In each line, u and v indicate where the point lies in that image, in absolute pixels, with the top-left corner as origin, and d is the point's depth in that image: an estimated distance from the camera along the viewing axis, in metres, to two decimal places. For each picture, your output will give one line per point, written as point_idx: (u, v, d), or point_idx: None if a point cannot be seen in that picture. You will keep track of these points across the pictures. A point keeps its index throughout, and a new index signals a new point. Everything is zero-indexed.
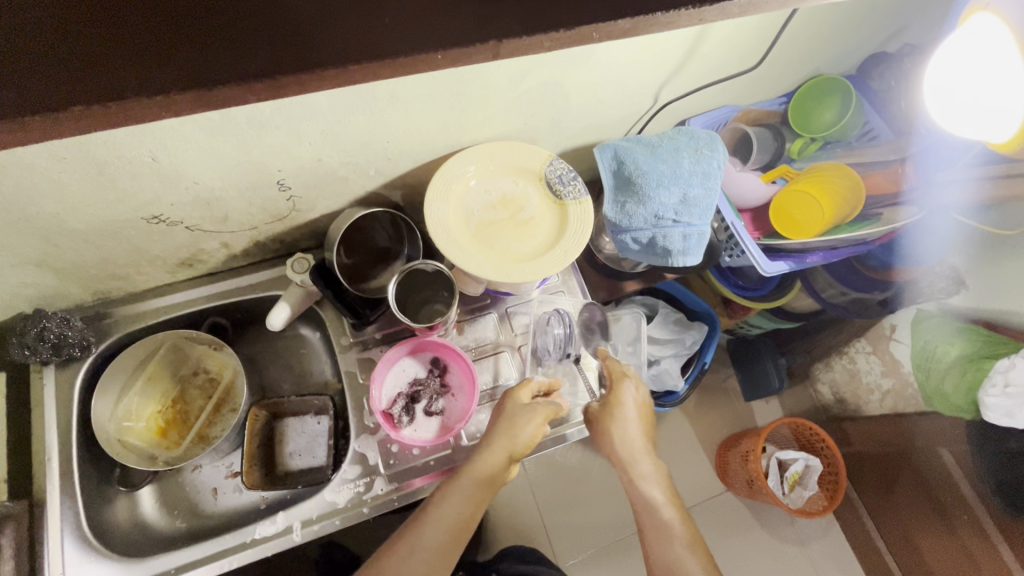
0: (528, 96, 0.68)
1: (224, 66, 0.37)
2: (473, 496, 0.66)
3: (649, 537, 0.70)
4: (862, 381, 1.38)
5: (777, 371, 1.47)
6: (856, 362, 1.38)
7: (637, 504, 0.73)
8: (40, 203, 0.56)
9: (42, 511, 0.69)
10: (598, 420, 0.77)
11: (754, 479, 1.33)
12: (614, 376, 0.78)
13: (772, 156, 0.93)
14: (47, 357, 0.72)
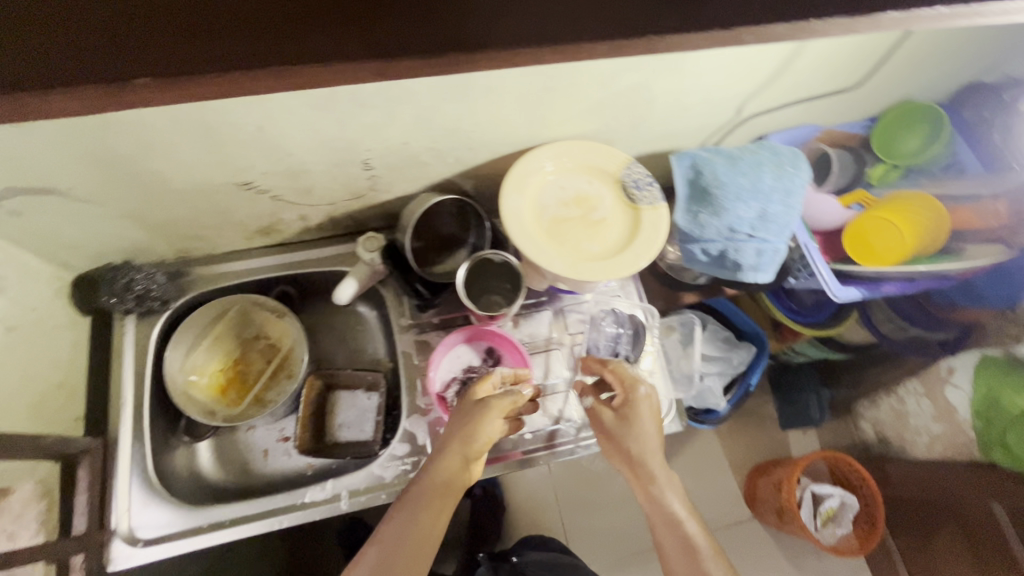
0: (614, 98, 0.68)
1: (405, 40, 0.47)
2: (439, 501, 0.62)
3: (671, 555, 0.66)
4: (908, 423, 1.29)
5: (818, 403, 1.49)
6: (904, 403, 1.29)
7: (655, 518, 0.68)
8: (152, 160, 0.59)
9: (113, 450, 0.73)
10: (614, 427, 0.73)
11: (785, 509, 1.30)
12: (626, 383, 0.74)
13: (850, 181, 0.90)
14: (132, 307, 0.77)
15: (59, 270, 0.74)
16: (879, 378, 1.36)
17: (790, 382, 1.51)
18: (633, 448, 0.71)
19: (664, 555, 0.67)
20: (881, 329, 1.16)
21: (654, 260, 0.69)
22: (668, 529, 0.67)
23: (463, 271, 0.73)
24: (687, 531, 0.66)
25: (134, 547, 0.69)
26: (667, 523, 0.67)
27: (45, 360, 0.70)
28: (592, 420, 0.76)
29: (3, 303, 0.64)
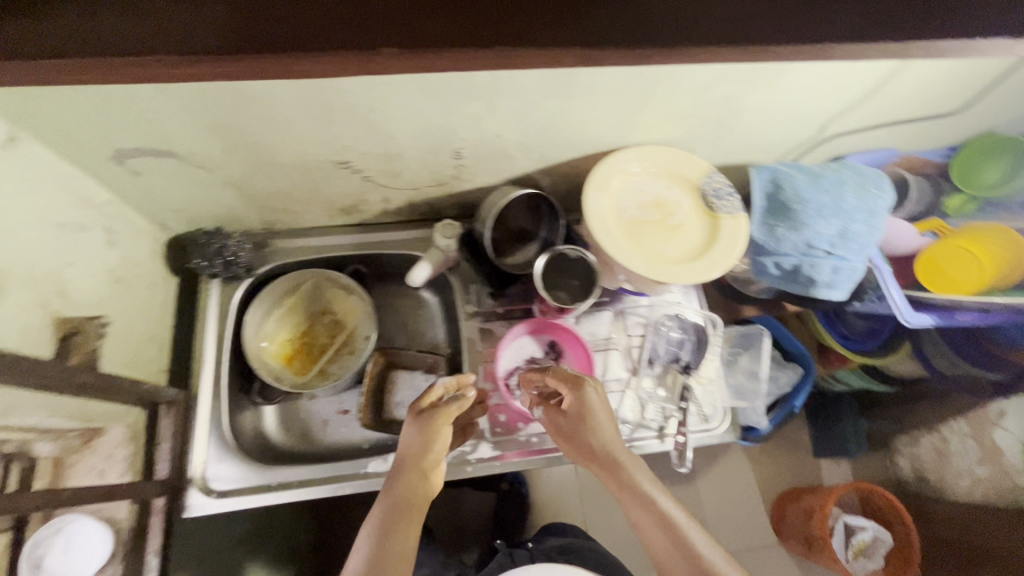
0: (705, 106, 0.69)
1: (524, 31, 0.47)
2: (395, 520, 0.59)
3: (659, 543, 0.59)
4: (951, 464, 1.26)
5: (856, 433, 1.44)
6: (947, 443, 1.27)
7: (632, 511, 0.62)
8: (266, 133, 0.62)
9: (194, 404, 0.77)
10: (569, 429, 0.70)
11: (815, 537, 1.28)
12: (572, 381, 0.70)
13: (924, 208, 0.89)
14: (217, 271, 0.81)
15: (156, 230, 0.78)
16: (921, 416, 1.33)
17: (825, 409, 1.47)
18: (592, 442, 0.67)
19: (655, 551, 0.60)
20: (936, 366, 1.11)
21: (730, 268, 0.70)
22: (645, 515, 0.60)
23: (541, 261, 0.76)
24: (666, 511, 0.60)
25: (208, 497, 0.73)
26: (644, 507, 0.61)
27: (140, 313, 0.73)
28: (553, 432, 0.73)
29: (112, 256, 0.68)
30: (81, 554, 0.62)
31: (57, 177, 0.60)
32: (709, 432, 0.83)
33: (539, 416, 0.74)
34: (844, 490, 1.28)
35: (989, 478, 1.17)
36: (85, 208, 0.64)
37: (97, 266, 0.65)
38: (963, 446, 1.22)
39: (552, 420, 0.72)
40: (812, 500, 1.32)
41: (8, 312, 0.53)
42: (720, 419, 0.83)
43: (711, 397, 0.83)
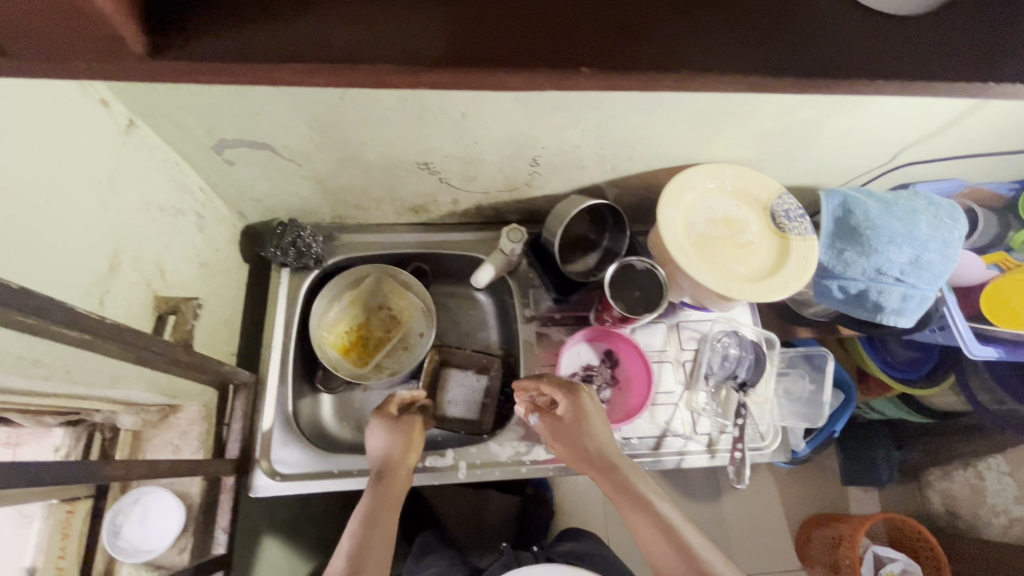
0: (785, 128, 0.70)
1: None
2: (373, 519, 0.63)
3: (657, 547, 0.60)
4: (986, 500, 1.21)
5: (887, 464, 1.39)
6: (983, 478, 1.22)
7: (629, 513, 0.63)
8: (359, 132, 0.64)
9: (262, 389, 0.79)
10: (564, 435, 0.71)
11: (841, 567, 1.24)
12: (569, 387, 0.72)
13: (989, 241, 0.86)
14: (289, 261, 0.83)
15: (236, 217, 0.80)
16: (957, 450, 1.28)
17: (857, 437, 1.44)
18: (589, 448, 0.68)
19: (654, 556, 0.61)
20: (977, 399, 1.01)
21: (801, 289, 0.71)
22: (646, 521, 0.61)
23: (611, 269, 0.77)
24: (665, 517, 0.61)
25: (272, 479, 0.75)
26: (644, 512, 0.62)
27: (218, 297, 0.76)
28: (549, 437, 0.74)
29: (200, 240, 0.71)
30: (152, 529, 0.64)
31: (164, 163, 0.63)
32: (759, 451, 0.84)
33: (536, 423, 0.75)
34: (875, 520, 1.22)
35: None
36: (183, 194, 0.67)
37: (188, 249, 0.68)
38: (1000, 483, 1.17)
39: (547, 426, 0.74)
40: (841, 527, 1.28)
41: (121, 290, 0.56)
42: (772, 438, 0.83)
43: (763, 416, 0.83)
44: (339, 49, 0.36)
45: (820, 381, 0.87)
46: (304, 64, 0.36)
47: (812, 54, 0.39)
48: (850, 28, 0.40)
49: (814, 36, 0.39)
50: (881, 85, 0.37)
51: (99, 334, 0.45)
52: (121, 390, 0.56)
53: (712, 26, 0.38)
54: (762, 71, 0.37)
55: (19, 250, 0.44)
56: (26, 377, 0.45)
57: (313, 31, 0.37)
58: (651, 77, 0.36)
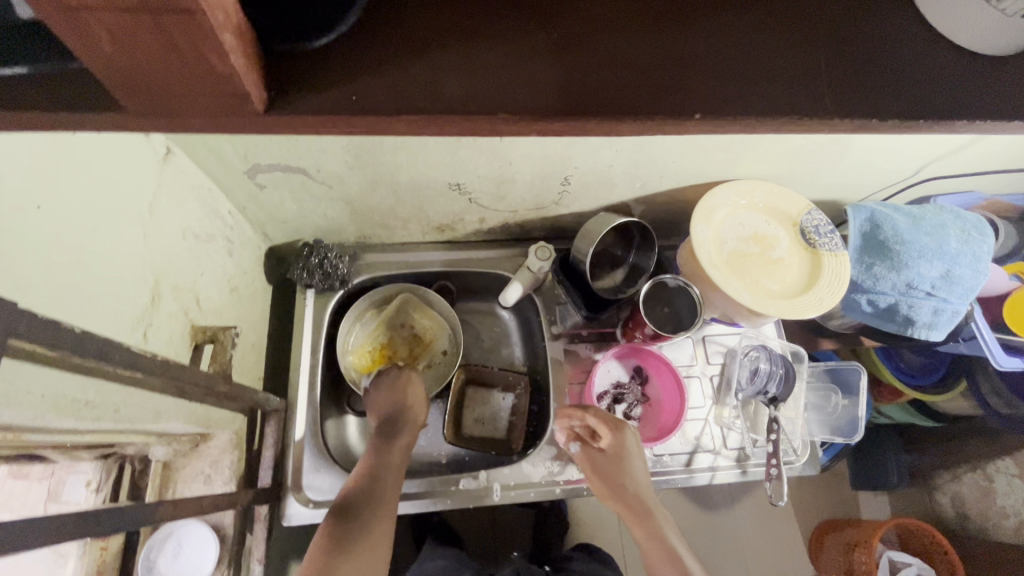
0: (817, 147, 0.70)
1: None
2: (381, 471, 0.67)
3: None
4: (995, 502, 1.19)
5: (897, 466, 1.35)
6: (992, 480, 1.19)
7: (657, 562, 0.66)
8: (395, 156, 0.64)
9: (290, 413, 0.78)
10: (602, 469, 0.73)
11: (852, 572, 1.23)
12: (615, 425, 0.74)
13: (1007, 252, 0.87)
14: (314, 283, 0.82)
15: (262, 240, 0.79)
16: (968, 452, 1.26)
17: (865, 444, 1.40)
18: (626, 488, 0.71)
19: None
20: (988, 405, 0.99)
21: (835, 305, 0.71)
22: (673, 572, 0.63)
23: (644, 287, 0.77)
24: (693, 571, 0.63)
25: (304, 507, 0.73)
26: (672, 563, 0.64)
27: (245, 321, 0.75)
28: (584, 465, 0.75)
29: (230, 265, 0.70)
30: (189, 561, 0.63)
31: (198, 189, 0.62)
32: (791, 464, 0.84)
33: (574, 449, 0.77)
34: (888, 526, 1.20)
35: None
36: (214, 220, 0.65)
37: (219, 275, 0.67)
38: (1011, 487, 1.16)
39: (587, 456, 0.75)
40: (852, 533, 1.26)
41: (161, 322, 0.56)
42: (802, 451, 0.84)
43: (794, 430, 0.83)
44: (450, 101, 0.38)
45: (853, 391, 0.86)
46: (421, 116, 0.37)
47: (891, 95, 0.39)
48: (929, 66, 0.40)
49: (904, 68, 0.39)
50: (962, 120, 0.38)
51: (151, 372, 0.44)
52: (162, 424, 0.55)
53: (796, 73, 0.39)
54: (844, 115, 0.38)
55: (71, 289, 0.43)
56: (77, 419, 0.44)
57: (427, 79, 0.38)
58: (737, 121, 0.38)
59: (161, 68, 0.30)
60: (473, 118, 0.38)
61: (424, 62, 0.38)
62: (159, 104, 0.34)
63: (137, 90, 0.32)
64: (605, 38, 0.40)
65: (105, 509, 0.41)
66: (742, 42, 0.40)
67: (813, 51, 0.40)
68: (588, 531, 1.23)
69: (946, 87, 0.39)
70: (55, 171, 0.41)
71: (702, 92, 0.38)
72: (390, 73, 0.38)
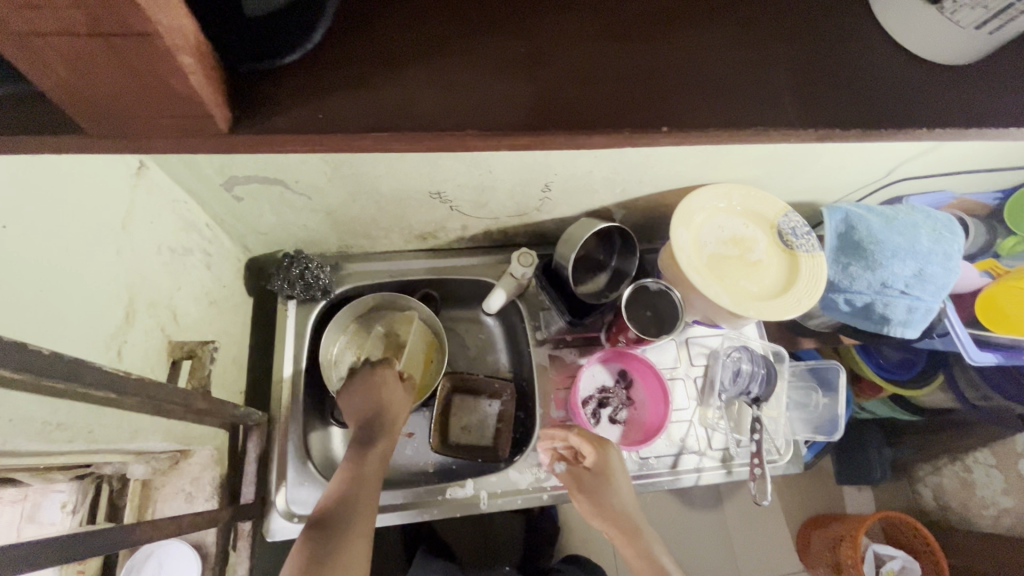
0: (791, 151, 0.71)
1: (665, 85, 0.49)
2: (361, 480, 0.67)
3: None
4: (976, 493, 1.22)
5: (881, 462, 1.37)
6: (971, 471, 1.23)
7: None
8: (374, 167, 0.63)
9: (273, 427, 0.77)
10: (588, 489, 0.74)
11: (840, 567, 1.24)
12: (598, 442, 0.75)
13: (977, 250, 0.89)
14: (295, 294, 0.81)
15: (241, 252, 0.78)
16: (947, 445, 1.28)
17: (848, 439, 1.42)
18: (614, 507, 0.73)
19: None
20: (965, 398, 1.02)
21: (812, 305, 0.72)
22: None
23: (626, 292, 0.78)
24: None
25: (289, 521, 0.72)
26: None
27: (225, 334, 0.74)
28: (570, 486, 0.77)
29: (208, 278, 0.69)
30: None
31: (174, 203, 0.61)
32: (775, 463, 0.84)
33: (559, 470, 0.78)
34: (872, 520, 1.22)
35: (1017, 508, 1.13)
36: (191, 233, 0.65)
37: (197, 289, 0.66)
38: (989, 478, 1.18)
39: (571, 476, 0.76)
40: (838, 528, 1.28)
41: (137, 339, 0.55)
42: (785, 450, 0.84)
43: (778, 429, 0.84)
44: (423, 119, 0.38)
45: (832, 390, 0.88)
46: (389, 135, 0.37)
47: (856, 106, 0.40)
48: (890, 78, 0.41)
49: (865, 82, 0.40)
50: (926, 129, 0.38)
51: (125, 392, 0.43)
52: (139, 442, 0.54)
53: (764, 86, 0.39)
54: (811, 125, 0.38)
55: (42, 309, 0.42)
56: (48, 442, 0.43)
57: (396, 99, 0.38)
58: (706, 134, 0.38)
59: (127, 92, 0.30)
60: (446, 133, 0.38)
61: (392, 87, 0.39)
62: (127, 124, 0.33)
63: (103, 111, 0.32)
64: (577, 55, 0.40)
65: (79, 534, 0.40)
66: (715, 56, 0.40)
67: (780, 64, 0.40)
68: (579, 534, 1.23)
69: (904, 99, 0.40)
70: (23, 190, 0.40)
71: (671, 106, 0.38)
72: (360, 93, 0.38)
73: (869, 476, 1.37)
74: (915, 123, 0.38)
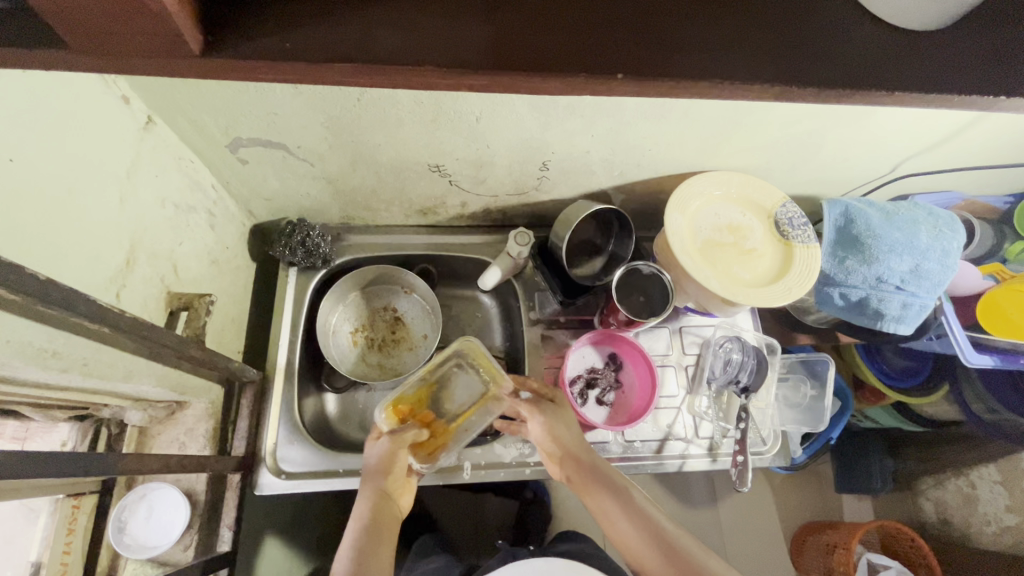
0: (791, 141, 0.71)
1: None
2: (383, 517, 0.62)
3: (630, 535, 0.61)
4: (977, 509, 1.18)
5: (881, 471, 1.34)
6: (975, 487, 1.18)
7: (610, 508, 0.63)
8: (370, 133, 0.64)
9: (269, 386, 0.79)
10: (546, 417, 0.72)
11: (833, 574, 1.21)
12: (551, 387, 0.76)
13: (982, 254, 0.87)
14: (297, 261, 0.83)
15: (246, 216, 0.81)
16: (950, 457, 1.24)
17: (849, 445, 1.39)
18: (569, 436, 0.71)
19: (625, 546, 0.62)
20: (972, 411, 0.99)
21: (804, 295, 0.72)
22: (623, 511, 0.62)
23: (618, 272, 0.78)
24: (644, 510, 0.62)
25: (277, 478, 0.75)
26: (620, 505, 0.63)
27: (225, 294, 0.76)
28: (532, 415, 0.74)
29: (211, 238, 0.72)
30: (157, 525, 0.65)
31: (180, 161, 0.63)
32: (760, 455, 0.85)
33: (521, 400, 0.75)
34: (867, 528, 1.20)
35: (1018, 527, 1.09)
36: (196, 192, 0.67)
37: (199, 247, 0.69)
38: (991, 492, 1.15)
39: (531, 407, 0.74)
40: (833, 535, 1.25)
41: (136, 285, 0.57)
42: (772, 443, 0.85)
43: (765, 421, 0.85)
44: (380, 55, 0.36)
45: (822, 385, 0.88)
46: (349, 67, 0.36)
47: (824, 64, 0.38)
48: (863, 41, 0.39)
49: (837, 40, 0.39)
50: (884, 90, 0.37)
51: (117, 327, 0.45)
52: (134, 384, 0.57)
53: (728, 38, 0.38)
54: (770, 81, 0.37)
55: (42, 245, 0.45)
56: (44, 369, 0.46)
57: (359, 34, 0.36)
58: (665, 86, 0.36)
59: (97, 9, 0.29)
60: (402, 69, 0.36)
61: (353, 20, 0.37)
62: (100, 44, 0.32)
63: (77, 30, 0.31)
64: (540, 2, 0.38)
65: (63, 455, 0.43)
66: (682, 6, 0.39)
67: (752, 20, 0.39)
68: (567, 522, 1.22)
69: (878, 65, 0.38)
70: (33, 129, 0.43)
71: (630, 55, 0.37)
72: (323, 28, 0.36)
73: (869, 484, 1.34)
74: (882, 88, 0.37)
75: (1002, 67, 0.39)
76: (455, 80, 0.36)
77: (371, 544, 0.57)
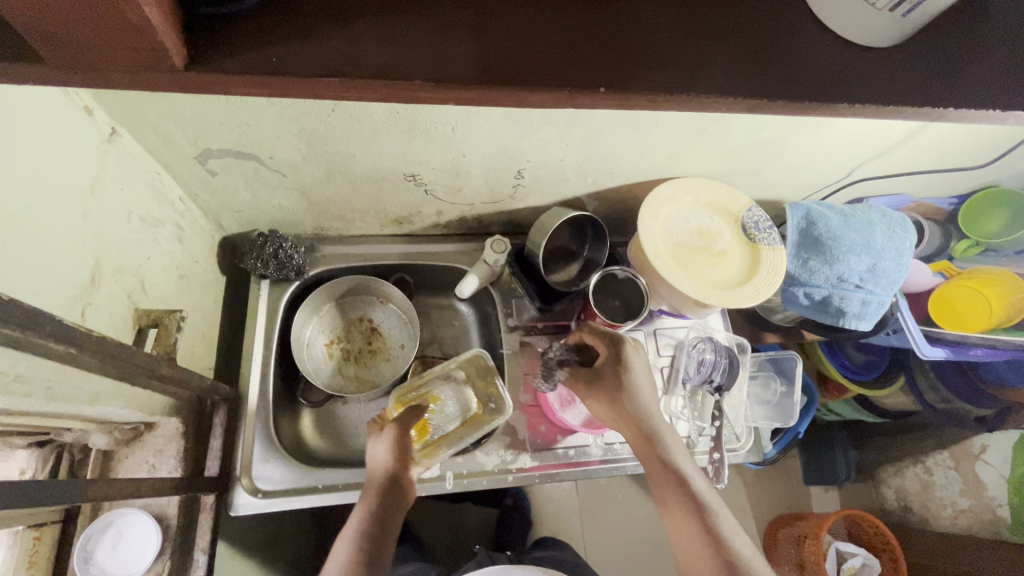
0: (756, 148, 0.73)
1: None
2: (387, 508, 0.64)
3: (684, 527, 0.63)
4: (934, 494, 1.24)
5: (846, 462, 1.39)
6: (932, 474, 1.24)
7: (668, 494, 0.66)
8: (345, 144, 0.64)
9: (243, 403, 0.77)
10: (606, 389, 0.71)
11: (803, 565, 1.24)
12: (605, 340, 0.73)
13: (932, 252, 0.93)
14: (269, 273, 0.81)
15: (214, 229, 0.78)
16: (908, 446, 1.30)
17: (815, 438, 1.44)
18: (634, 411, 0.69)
19: (679, 539, 0.64)
20: (926, 401, 1.03)
21: (772, 295, 0.75)
22: (697, 525, 0.63)
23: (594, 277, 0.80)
24: (704, 505, 0.64)
25: (254, 497, 0.72)
26: (696, 517, 0.63)
27: (195, 309, 0.74)
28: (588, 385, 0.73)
29: (180, 252, 0.70)
30: (128, 552, 0.62)
31: (145, 173, 0.61)
32: (735, 452, 0.88)
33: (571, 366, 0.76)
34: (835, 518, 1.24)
35: (971, 509, 1.15)
36: (163, 205, 0.65)
37: (167, 261, 0.67)
38: (946, 477, 1.21)
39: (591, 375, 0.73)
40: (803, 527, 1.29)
41: (102, 303, 0.55)
42: (745, 439, 0.88)
43: (739, 418, 0.87)
44: (370, 68, 0.36)
45: (791, 381, 0.92)
46: (339, 81, 0.35)
47: (786, 79, 0.40)
48: (821, 57, 0.41)
49: (796, 55, 0.41)
50: (840, 103, 0.40)
51: (85, 347, 0.44)
52: (100, 407, 0.54)
53: (699, 54, 0.40)
54: (739, 94, 0.39)
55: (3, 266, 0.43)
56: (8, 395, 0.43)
57: (347, 48, 0.36)
58: (646, 99, 0.38)
59: (80, 22, 0.28)
60: (390, 82, 0.36)
61: (340, 33, 0.37)
62: (85, 56, 0.31)
63: (60, 39, 0.30)
64: (525, 19, 0.39)
65: (29, 483, 0.41)
66: (655, 22, 0.40)
67: (719, 36, 0.41)
68: (547, 526, 1.22)
69: (837, 77, 0.41)
70: None
71: (611, 69, 0.38)
72: (308, 41, 0.36)
73: (834, 475, 1.39)
74: (837, 100, 0.40)
75: (949, 82, 0.42)
76: (441, 94, 0.37)
77: (378, 540, 0.61)
